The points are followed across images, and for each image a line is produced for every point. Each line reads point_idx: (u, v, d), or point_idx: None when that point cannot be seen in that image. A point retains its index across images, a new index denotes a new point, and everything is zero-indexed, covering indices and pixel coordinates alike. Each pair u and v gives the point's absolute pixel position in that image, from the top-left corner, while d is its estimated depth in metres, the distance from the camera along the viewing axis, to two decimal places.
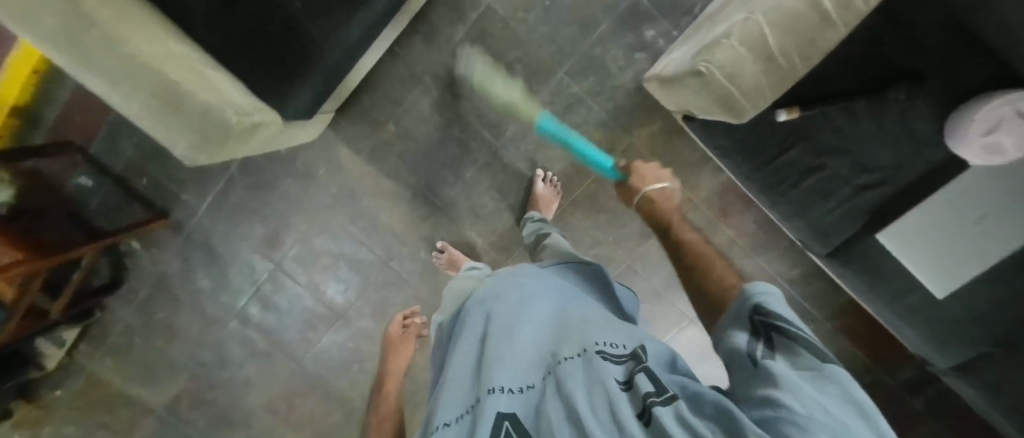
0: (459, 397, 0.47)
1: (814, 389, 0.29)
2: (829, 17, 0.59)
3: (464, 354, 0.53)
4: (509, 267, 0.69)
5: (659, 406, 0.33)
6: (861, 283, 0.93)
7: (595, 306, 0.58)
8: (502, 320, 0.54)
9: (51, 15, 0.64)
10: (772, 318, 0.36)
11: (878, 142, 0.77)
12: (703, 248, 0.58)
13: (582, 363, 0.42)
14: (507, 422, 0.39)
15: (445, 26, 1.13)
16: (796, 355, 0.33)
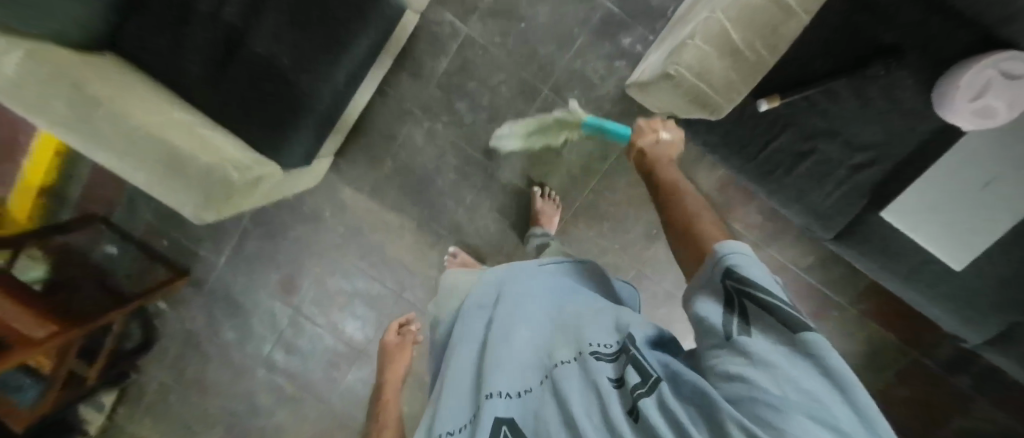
0: (462, 405, 0.48)
1: (790, 366, 0.27)
2: (788, 7, 0.61)
3: (465, 361, 0.54)
4: (506, 264, 0.68)
5: (645, 398, 0.33)
6: (872, 265, 0.85)
7: (592, 298, 0.57)
8: (499, 325, 0.53)
9: (57, 99, 0.72)
10: (743, 283, 0.34)
11: (864, 119, 0.76)
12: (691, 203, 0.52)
13: (578, 366, 0.41)
14: (505, 427, 0.40)
15: (428, 60, 1.16)
16: (772, 326, 0.31)
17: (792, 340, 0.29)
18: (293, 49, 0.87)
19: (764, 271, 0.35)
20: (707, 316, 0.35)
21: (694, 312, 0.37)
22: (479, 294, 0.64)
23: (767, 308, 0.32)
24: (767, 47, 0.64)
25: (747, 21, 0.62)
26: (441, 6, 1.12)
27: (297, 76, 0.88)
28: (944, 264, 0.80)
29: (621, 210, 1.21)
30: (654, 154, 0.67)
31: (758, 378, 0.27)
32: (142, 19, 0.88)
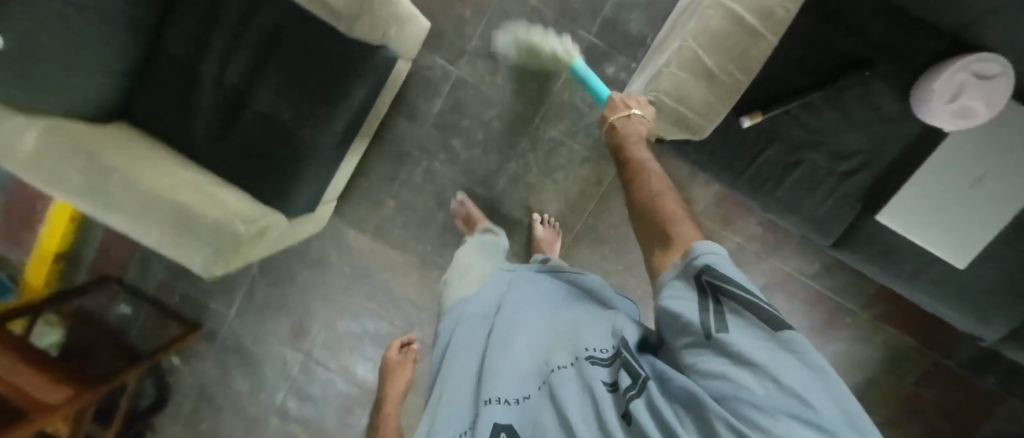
0: (463, 410, 0.49)
1: (772, 363, 0.27)
2: (755, 30, 0.65)
3: (464, 371, 0.54)
4: (504, 274, 0.69)
5: (636, 399, 0.34)
6: (877, 270, 0.84)
7: (588, 303, 0.57)
8: (498, 335, 0.54)
9: (75, 170, 0.77)
10: (716, 279, 0.34)
11: (847, 128, 0.78)
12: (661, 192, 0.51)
13: (574, 371, 0.42)
14: (504, 433, 0.42)
15: (422, 103, 1.21)
16: (750, 321, 0.31)
17: (773, 338, 0.29)
18: (293, 104, 0.91)
19: (735, 267, 0.35)
20: (682, 312, 0.35)
21: (667, 308, 0.37)
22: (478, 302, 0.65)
23: (743, 306, 0.32)
24: (740, 70, 0.67)
25: (716, 46, 0.65)
26: (431, 51, 1.17)
27: (298, 129, 0.92)
28: (947, 263, 0.79)
29: (622, 232, 1.23)
30: (625, 130, 0.63)
31: (744, 379, 0.27)
32: (152, 90, 0.93)
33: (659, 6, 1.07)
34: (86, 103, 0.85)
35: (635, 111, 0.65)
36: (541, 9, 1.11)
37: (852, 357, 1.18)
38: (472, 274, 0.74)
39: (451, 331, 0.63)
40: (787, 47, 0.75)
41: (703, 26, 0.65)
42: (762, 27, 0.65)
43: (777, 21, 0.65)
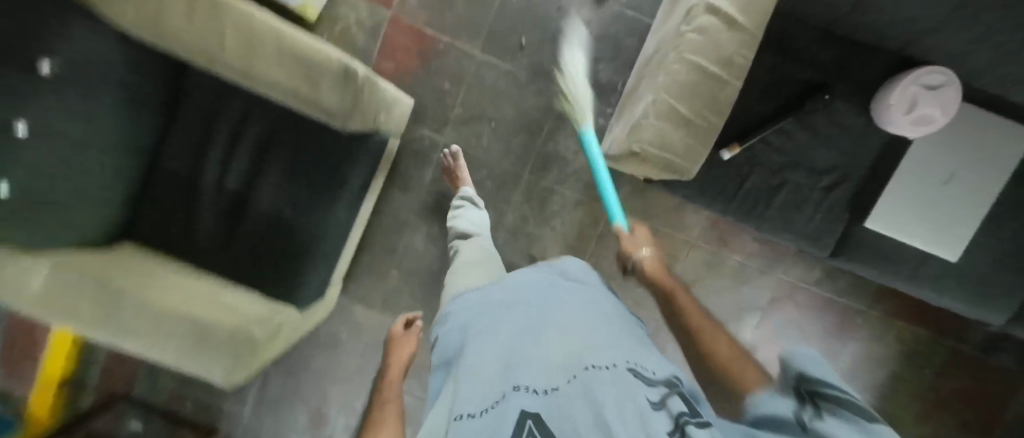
0: (479, 393, 0.44)
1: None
2: (720, 78, 0.70)
3: (475, 363, 0.50)
4: (517, 280, 0.67)
5: (692, 425, 0.33)
6: (877, 273, 0.87)
7: (612, 322, 0.55)
8: (519, 339, 0.51)
9: (83, 303, 0.74)
10: (815, 383, 0.33)
11: (820, 146, 0.84)
12: (711, 334, 0.59)
13: (615, 372, 0.39)
14: (531, 421, 0.36)
15: (414, 173, 1.24)
16: (844, 414, 0.29)
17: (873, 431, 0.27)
18: (296, 198, 0.94)
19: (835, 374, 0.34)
20: (777, 410, 0.34)
21: (757, 409, 0.37)
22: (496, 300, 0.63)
23: (842, 403, 0.30)
24: (712, 113, 0.71)
25: (688, 96, 0.70)
26: (416, 124, 1.21)
27: (301, 220, 0.95)
28: (940, 258, 0.83)
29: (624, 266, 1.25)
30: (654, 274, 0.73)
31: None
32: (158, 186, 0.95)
33: (624, 54, 1.15)
34: (92, 231, 0.86)
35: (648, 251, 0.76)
36: (514, 71, 1.17)
37: (869, 354, 1.21)
38: (476, 276, 0.76)
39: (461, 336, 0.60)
40: (752, 82, 0.81)
41: (672, 80, 0.70)
42: (726, 75, 0.70)
43: (736, 68, 0.69)
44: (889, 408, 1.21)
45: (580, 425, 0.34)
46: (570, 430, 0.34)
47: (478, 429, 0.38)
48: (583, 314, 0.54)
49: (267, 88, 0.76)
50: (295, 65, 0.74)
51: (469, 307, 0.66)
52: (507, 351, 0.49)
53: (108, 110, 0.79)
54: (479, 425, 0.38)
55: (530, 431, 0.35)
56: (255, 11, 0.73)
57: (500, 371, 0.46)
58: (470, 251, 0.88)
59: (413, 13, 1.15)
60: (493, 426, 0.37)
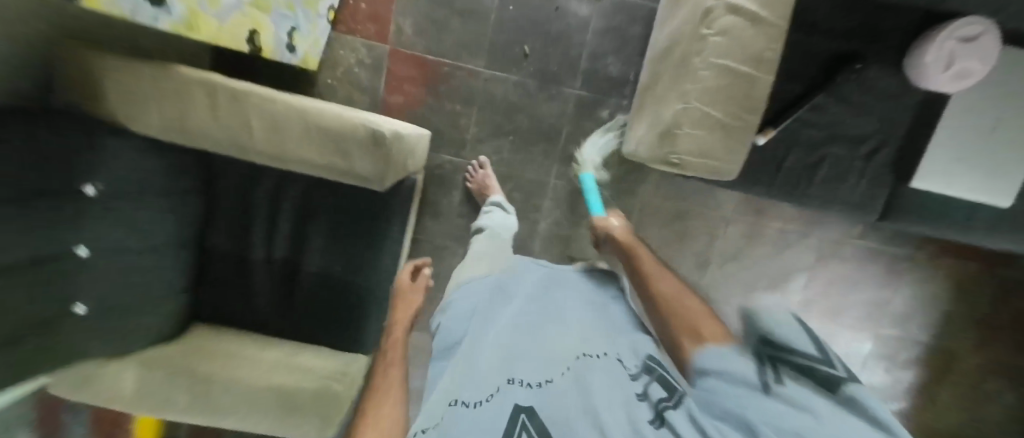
0: (478, 380, 0.49)
1: (828, 411, 0.28)
2: (750, 77, 0.68)
3: (470, 352, 0.56)
4: (515, 275, 0.74)
5: (671, 409, 0.40)
6: (927, 226, 0.88)
7: (600, 314, 0.62)
8: (517, 333, 0.57)
9: (183, 393, 0.82)
10: (771, 342, 0.37)
11: (855, 114, 0.83)
12: (662, 277, 0.63)
13: (602, 366, 0.47)
14: (524, 414, 0.43)
15: (442, 198, 1.24)
16: (802, 376, 0.33)
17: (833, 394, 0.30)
18: (341, 256, 0.96)
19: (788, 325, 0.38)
20: (734, 366, 0.38)
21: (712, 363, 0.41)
22: (495, 295, 0.69)
23: (796, 360, 0.34)
24: (747, 112, 0.71)
25: (721, 100, 0.70)
26: (435, 150, 1.20)
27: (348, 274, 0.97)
28: (990, 206, 0.83)
29: (665, 252, 1.23)
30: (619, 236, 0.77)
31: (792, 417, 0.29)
32: (206, 266, 0.97)
33: (630, 43, 1.13)
34: (163, 327, 0.90)
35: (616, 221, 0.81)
36: (523, 80, 1.15)
37: (918, 294, 1.24)
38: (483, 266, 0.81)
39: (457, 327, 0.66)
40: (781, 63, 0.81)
41: (701, 88, 0.69)
42: (756, 74, 0.68)
43: (766, 63, 0.68)
44: (943, 338, 1.26)
45: (574, 418, 0.41)
46: (560, 422, 0.41)
47: (474, 421, 0.43)
48: (575, 312, 0.61)
49: (303, 168, 0.77)
50: (324, 141, 0.74)
51: (471, 299, 0.71)
52: (505, 343, 0.55)
53: (155, 215, 0.82)
54: (474, 415, 0.44)
55: (525, 424, 0.42)
56: (274, 95, 0.72)
57: (496, 364, 0.51)
58: (484, 245, 0.91)
59: (412, 41, 1.13)
60: (492, 418, 0.43)
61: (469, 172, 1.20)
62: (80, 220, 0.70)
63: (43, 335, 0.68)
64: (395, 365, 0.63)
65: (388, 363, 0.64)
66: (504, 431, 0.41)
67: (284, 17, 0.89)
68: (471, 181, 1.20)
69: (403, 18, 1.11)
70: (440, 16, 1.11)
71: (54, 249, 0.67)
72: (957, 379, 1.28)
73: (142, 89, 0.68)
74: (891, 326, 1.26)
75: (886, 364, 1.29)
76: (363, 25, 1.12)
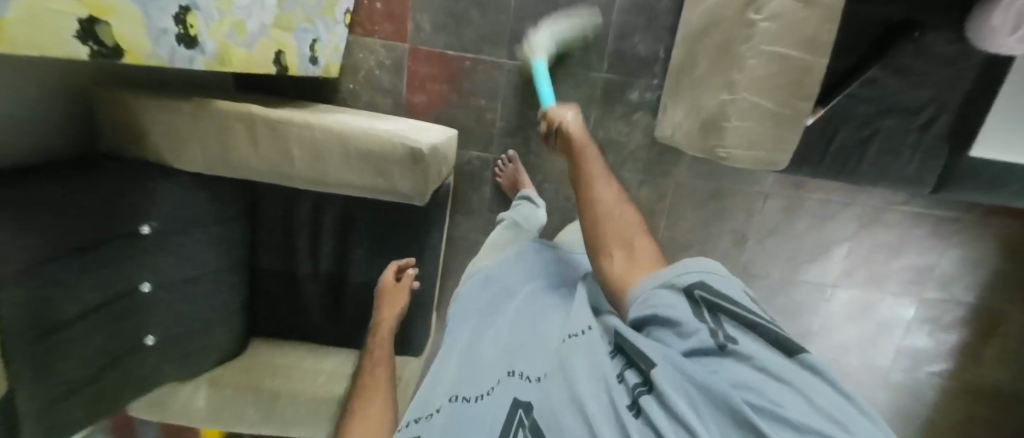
0: (481, 381, 0.56)
1: (800, 380, 0.36)
2: (804, 62, 0.64)
3: (474, 352, 0.63)
4: (511, 268, 0.80)
5: (645, 395, 0.41)
6: (986, 196, 0.84)
7: (589, 296, 0.66)
8: (519, 332, 0.63)
9: (252, 408, 0.92)
10: (722, 301, 0.46)
11: (912, 85, 0.78)
12: (605, 181, 0.68)
13: (585, 348, 0.51)
14: (521, 409, 0.48)
15: (472, 195, 1.22)
16: (754, 336, 0.42)
17: (789, 357, 0.40)
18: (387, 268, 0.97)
19: (729, 291, 0.47)
20: (692, 324, 0.45)
21: (660, 308, 0.49)
22: (491, 294, 0.76)
23: (745, 322, 0.43)
24: (798, 99, 0.67)
25: (769, 88, 0.66)
26: (462, 147, 1.19)
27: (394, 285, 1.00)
28: None
29: (701, 232, 1.22)
30: (573, 130, 0.75)
31: (772, 387, 0.36)
32: (256, 283, 0.99)
33: (659, 19, 1.07)
34: (223, 348, 0.93)
35: (571, 113, 0.77)
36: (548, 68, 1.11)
37: (968, 256, 1.20)
38: (488, 260, 0.86)
39: (461, 322, 0.72)
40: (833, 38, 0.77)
41: (749, 79, 0.67)
42: (810, 58, 0.65)
43: (820, 46, 0.63)
44: (992, 298, 1.24)
45: (559, 410, 0.44)
46: (549, 416, 0.45)
47: (474, 416, 0.50)
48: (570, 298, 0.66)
49: (344, 190, 0.77)
50: (363, 162, 0.74)
51: (470, 294, 0.78)
52: (506, 344, 0.61)
53: (205, 245, 0.84)
54: (473, 411, 0.50)
55: (520, 419, 0.47)
56: (309, 121, 0.72)
57: (497, 362, 0.58)
58: (501, 233, 0.96)
59: (431, 38, 1.09)
60: (491, 412, 0.49)
61: (498, 166, 1.19)
62: (140, 257, 0.73)
63: (112, 372, 0.73)
64: (383, 366, 0.77)
65: (376, 363, 0.78)
66: (503, 423, 0.47)
67: (305, 31, 0.87)
68: (500, 176, 1.19)
69: (420, 14, 1.08)
70: (458, 8, 1.07)
71: (121, 287, 0.71)
72: (1005, 337, 1.27)
73: (170, 122, 0.69)
74: (936, 290, 1.24)
75: (931, 327, 1.27)
76: (380, 25, 1.09)
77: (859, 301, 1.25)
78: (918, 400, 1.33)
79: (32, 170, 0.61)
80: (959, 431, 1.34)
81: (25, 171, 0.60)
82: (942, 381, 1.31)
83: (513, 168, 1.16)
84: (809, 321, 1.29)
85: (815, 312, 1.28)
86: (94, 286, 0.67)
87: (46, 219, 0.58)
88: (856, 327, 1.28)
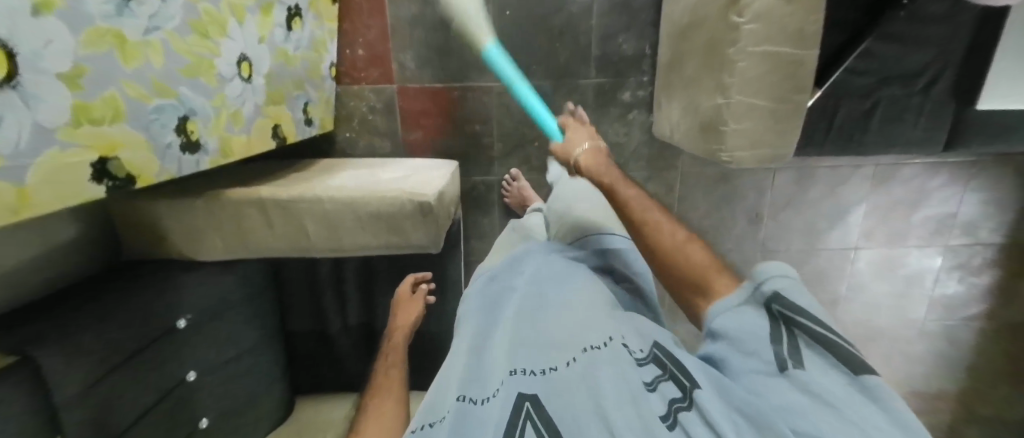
0: (489, 383, 0.57)
1: (861, 411, 0.39)
2: (794, 55, 0.64)
3: (479, 347, 0.65)
4: (521, 259, 0.82)
5: (683, 410, 0.46)
6: (996, 144, 0.84)
7: (590, 289, 0.69)
8: (526, 324, 0.64)
9: None
10: (795, 312, 0.47)
11: (911, 50, 0.77)
12: (651, 218, 0.66)
13: (606, 360, 0.52)
14: (528, 402, 0.49)
15: (482, 219, 1.23)
16: (817, 355, 0.45)
17: (855, 377, 0.42)
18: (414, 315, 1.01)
19: (809, 301, 0.48)
20: (764, 339, 0.48)
21: (730, 327, 0.51)
22: (495, 289, 0.77)
23: (821, 340, 0.45)
24: (794, 92, 0.67)
25: (764, 88, 0.66)
26: (465, 174, 1.19)
27: None
28: None
29: (715, 217, 1.21)
30: (596, 160, 0.79)
31: (822, 415, 0.40)
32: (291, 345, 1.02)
33: (639, 17, 1.06)
34: (270, 415, 0.96)
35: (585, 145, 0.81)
36: (537, 84, 1.11)
37: (989, 197, 1.19)
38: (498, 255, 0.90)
39: (467, 315, 0.74)
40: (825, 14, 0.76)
41: (745, 80, 0.65)
42: (802, 52, 0.64)
43: (810, 38, 0.63)
44: (1020, 234, 1.22)
45: (582, 415, 0.47)
46: (566, 417, 0.47)
47: (481, 415, 0.52)
48: (576, 293, 0.68)
49: (360, 250, 0.79)
50: (375, 221, 0.75)
51: (481, 293, 0.78)
52: (515, 335, 0.62)
53: (240, 325, 0.87)
54: (480, 413, 0.52)
55: (528, 411, 0.48)
56: (319, 195, 0.73)
57: (504, 357, 0.60)
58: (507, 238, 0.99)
59: (416, 75, 1.10)
60: (499, 409, 0.50)
61: (504, 186, 1.20)
62: (182, 349, 0.76)
63: None
64: (396, 367, 0.78)
65: (392, 363, 0.79)
66: (511, 417, 0.48)
67: (296, 96, 0.89)
68: (507, 195, 1.19)
69: (403, 53, 1.08)
70: (439, 40, 1.07)
71: (170, 382, 0.74)
72: None
73: (181, 209, 0.70)
74: (962, 236, 1.22)
75: (962, 272, 1.26)
76: (366, 71, 1.09)
77: (883, 258, 1.25)
78: (957, 343, 1.33)
79: (45, 302, 0.62)
80: (1001, 368, 1.33)
81: (40, 304, 0.61)
82: (979, 321, 1.30)
83: (519, 187, 1.17)
84: (836, 284, 1.29)
85: (841, 275, 1.27)
86: (146, 387, 0.69)
87: (90, 342, 0.61)
88: (884, 283, 1.28)
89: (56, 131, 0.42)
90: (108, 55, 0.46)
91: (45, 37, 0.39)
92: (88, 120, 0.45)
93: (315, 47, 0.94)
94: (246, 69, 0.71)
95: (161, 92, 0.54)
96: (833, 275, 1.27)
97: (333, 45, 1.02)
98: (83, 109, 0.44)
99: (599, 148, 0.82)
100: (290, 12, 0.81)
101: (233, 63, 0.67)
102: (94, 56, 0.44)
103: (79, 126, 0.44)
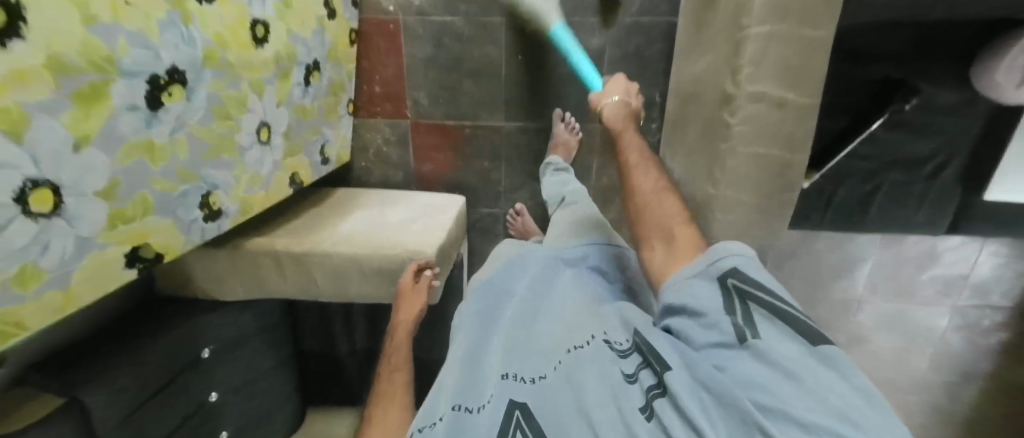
0: (480, 390, 0.58)
1: (816, 378, 0.39)
2: (785, 158, 0.65)
3: (470, 344, 0.67)
4: (517, 260, 0.86)
5: (658, 398, 0.44)
6: (1003, 230, 0.83)
7: (578, 293, 0.71)
8: (518, 330, 0.66)
9: None
10: (746, 286, 0.47)
11: (916, 138, 0.77)
12: (642, 162, 0.70)
13: (589, 359, 0.53)
14: (518, 411, 0.50)
15: (487, 247, 1.28)
16: (774, 323, 0.44)
17: (812, 346, 0.41)
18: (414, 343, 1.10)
19: (762, 277, 0.48)
20: (720, 307, 0.47)
21: (688, 301, 0.49)
22: (486, 296, 0.80)
23: (775, 312, 0.45)
24: (784, 191, 0.68)
25: (755, 186, 0.67)
26: (473, 205, 1.24)
27: (427, 350, 1.14)
28: None
29: None
30: (621, 112, 0.79)
31: (780, 384, 0.39)
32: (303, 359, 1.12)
33: (652, 65, 1.06)
34: (282, 426, 1.07)
35: (615, 97, 0.81)
36: (546, 125, 1.13)
37: (1006, 261, 1.15)
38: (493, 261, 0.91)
39: (462, 315, 0.77)
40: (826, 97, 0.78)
41: (740, 178, 0.67)
42: (791, 155, 0.65)
43: (800, 143, 0.63)
44: None
45: (565, 418, 0.47)
46: (553, 422, 0.48)
47: (477, 424, 0.52)
48: (567, 298, 0.71)
49: (361, 298, 0.85)
50: (378, 275, 0.82)
51: (475, 298, 0.80)
52: (507, 339, 0.65)
53: (257, 351, 0.95)
54: (476, 422, 0.52)
55: (518, 420, 0.49)
56: (327, 249, 0.79)
57: (499, 362, 0.61)
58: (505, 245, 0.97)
59: (429, 111, 1.13)
60: (492, 417, 0.51)
61: (508, 219, 1.24)
62: (206, 374, 0.85)
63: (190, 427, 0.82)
64: (402, 368, 0.72)
65: (394, 367, 0.72)
66: (501, 429, 0.49)
67: (313, 141, 0.94)
68: (512, 227, 1.23)
69: (417, 91, 1.12)
70: (452, 80, 1.10)
71: (193, 404, 0.83)
72: None
73: (206, 257, 0.78)
74: (972, 298, 1.20)
75: (969, 332, 1.24)
76: (381, 106, 1.13)
77: (887, 310, 1.24)
78: (956, 398, 1.32)
79: (84, 344, 0.71)
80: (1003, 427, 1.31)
81: (80, 347, 0.70)
82: (984, 379, 1.28)
83: (522, 221, 1.21)
84: (835, 332, 1.29)
85: (841, 323, 1.27)
86: (172, 411, 0.78)
87: (124, 380, 0.69)
88: (886, 335, 1.27)
89: (95, 237, 0.49)
90: (139, 164, 0.52)
91: (84, 166, 0.45)
92: (123, 221, 0.52)
93: (333, 90, 0.98)
94: (265, 133, 0.76)
95: (187, 178, 0.60)
96: (833, 323, 1.27)
97: (351, 84, 1.07)
98: (118, 214, 0.51)
99: (630, 105, 0.81)
100: (309, 68, 0.86)
101: (252, 132, 0.72)
102: (127, 167, 0.51)
103: (113, 229, 0.51)
